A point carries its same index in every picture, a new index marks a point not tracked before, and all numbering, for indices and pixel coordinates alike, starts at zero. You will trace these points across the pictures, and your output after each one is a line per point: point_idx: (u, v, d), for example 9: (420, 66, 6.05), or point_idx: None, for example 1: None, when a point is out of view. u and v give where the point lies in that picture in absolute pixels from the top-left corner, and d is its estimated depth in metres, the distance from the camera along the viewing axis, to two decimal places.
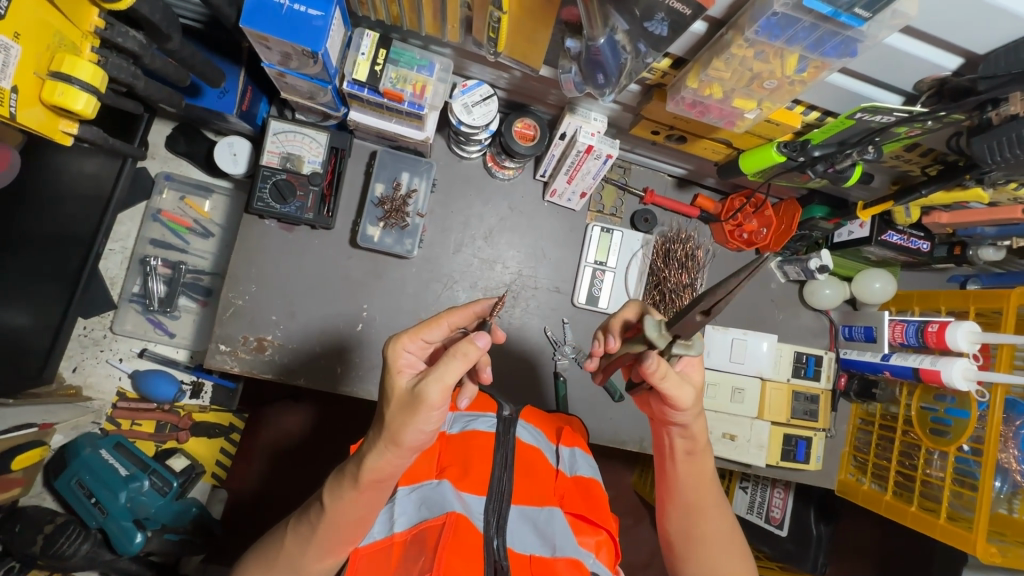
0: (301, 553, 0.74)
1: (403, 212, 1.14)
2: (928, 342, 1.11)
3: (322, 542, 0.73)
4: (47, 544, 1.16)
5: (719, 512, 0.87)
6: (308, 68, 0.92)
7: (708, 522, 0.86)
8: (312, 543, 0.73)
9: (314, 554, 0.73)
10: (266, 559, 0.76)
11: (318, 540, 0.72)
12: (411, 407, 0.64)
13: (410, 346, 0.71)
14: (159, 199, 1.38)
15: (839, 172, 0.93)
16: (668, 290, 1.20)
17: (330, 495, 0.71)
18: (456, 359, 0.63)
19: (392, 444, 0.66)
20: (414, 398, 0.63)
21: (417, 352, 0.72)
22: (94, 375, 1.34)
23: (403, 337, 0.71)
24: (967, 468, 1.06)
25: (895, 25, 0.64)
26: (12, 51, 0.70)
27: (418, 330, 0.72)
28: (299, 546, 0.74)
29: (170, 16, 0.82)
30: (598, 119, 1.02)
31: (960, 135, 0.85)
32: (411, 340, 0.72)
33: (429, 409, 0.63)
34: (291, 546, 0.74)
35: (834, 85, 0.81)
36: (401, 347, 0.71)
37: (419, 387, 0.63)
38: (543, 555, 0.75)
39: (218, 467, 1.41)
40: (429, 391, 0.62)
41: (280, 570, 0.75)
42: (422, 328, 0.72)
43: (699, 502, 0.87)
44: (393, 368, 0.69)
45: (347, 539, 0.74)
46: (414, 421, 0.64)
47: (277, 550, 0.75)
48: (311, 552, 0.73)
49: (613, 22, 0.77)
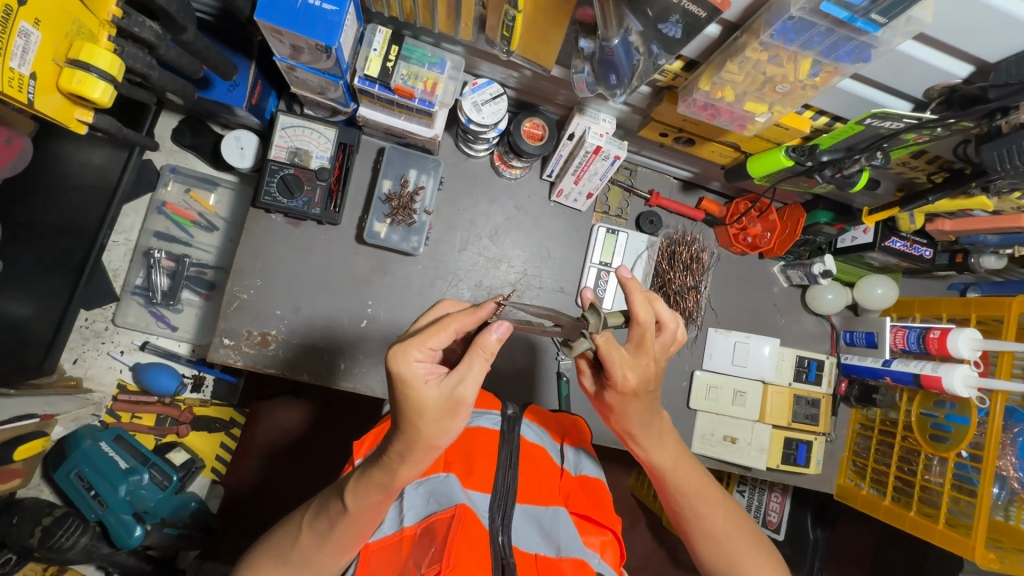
0: (308, 549, 0.74)
1: (410, 209, 1.14)
2: (930, 348, 1.12)
3: (333, 538, 0.73)
4: (44, 537, 1.15)
5: (714, 510, 0.86)
6: (320, 63, 0.92)
7: (702, 527, 0.86)
8: (326, 541, 0.73)
9: (328, 551, 0.73)
10: (275, 552, 0.76)
11: (333, 538, 0.72)
12: (450, 412, 0.65)
13: (423, 356, 0.65)
14: (164, 191, 1.37)
15: (847, 179, 0.94)
16: (673, 291, 1.22)
17: (351, 497, 0.70)
18: (482, 355, 0.66)
19: (431, 448, 0.66)
20: (453, 403, 0.64)
21: (428, 359, 0.66)
22: (95, 367, 1.34)
23: (414, 348, 0.64)
24: (966, 475, 1.06)
25: (909, 32, 0.64)
26: (32, 38, 0.70)
27: (426, 337, 0.66)
28: (307, 542, 0.74)
29: (186, 8, 0.83)
30: (606, 121, 1.03)
31: (968, 143, 0.86)
32: (421, 350, 0.65)
33: (466, 408, 0.66)
34: (299, 543, 0.74)
35: (846, 92, 0.82)
36: (412, 358, 0.64)
37: (457, 393, 0.64)
38: (549, 554, 0.76)
39: (218, 462, 1.39)
40: (468, 392, 0.65)
41: (289, 564, 0.75)
42: (430, 334, 0.66)
43: (686, 511, 0.87)
44: (418, 384, 0.64)
45: (359, 537, 0.74)
46: (453, 423, 0.65)
47: (289, 547, 0.75)
48: (324, 548, 0.73)
49: (628, 23, 0.77)
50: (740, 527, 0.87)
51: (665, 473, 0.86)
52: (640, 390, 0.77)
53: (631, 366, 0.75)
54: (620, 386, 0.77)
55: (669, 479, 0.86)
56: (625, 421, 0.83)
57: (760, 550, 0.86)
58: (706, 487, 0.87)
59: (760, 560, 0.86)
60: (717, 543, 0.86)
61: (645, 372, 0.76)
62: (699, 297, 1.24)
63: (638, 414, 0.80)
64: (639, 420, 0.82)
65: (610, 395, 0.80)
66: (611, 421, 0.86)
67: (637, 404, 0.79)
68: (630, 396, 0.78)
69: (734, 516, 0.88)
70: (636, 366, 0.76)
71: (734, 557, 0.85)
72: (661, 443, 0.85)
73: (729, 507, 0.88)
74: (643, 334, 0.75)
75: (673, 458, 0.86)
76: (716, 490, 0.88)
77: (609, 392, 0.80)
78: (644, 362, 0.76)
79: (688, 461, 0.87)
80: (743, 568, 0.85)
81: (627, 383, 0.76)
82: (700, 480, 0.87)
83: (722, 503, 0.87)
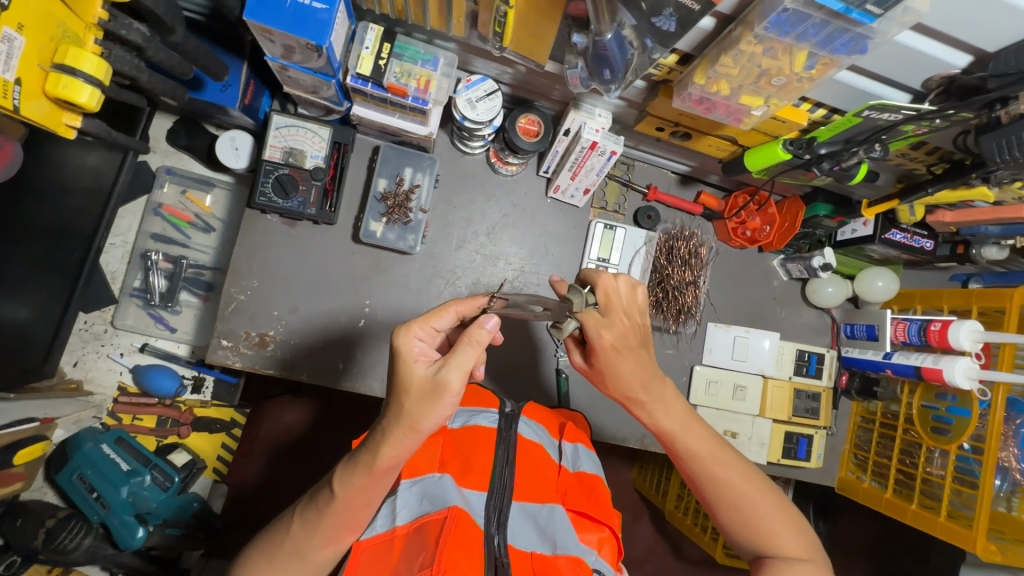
0: (306, 540, 0.75)
1: (406, 208, 1.13)
2: (931, 341, 1.10)
3: (322, 529, 0.74)
4: (48, 539, 1.15)
5: (731, 474, 0.85)
6: (312, 62, 0.91)
7: (719, 491, 0.85)
8: (318, 529, 0.74)
9: (319, 541, 0.75)
10: (271, 545, 0.77)
11: (325, 526, 0.74)
12: (431, 395, 0.66)
13: (421, 333, 0.72)
14: (159, 193, 1.38)
15: (845, 171, 0.93)
16: (671, 287, 1.21)
17: (340, 483, 0.72)
18: (471, 345, 0.67)
19: (412, 430, 0.67)
20: (436, 385, 0.66)
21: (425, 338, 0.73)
22: (95, 369, 1.34)
23: (415, 325, 0.71)
24: (968, 466, 1.06)
25: (905, 22, 0.64)
26: (17, 43, 0.69)
27: (428, 317, 0.73)
28: (305, 532, 0.75)
29: (174, 9, 0.82)
30: (602, 116, 1.01)
31: (967, 134, 0.85)
32: (421, 328, 0.72)
33: (450, 395, 0.67)
34: (297, 532, 0.76)
35: (842, 83, 0.81)
36: (413, 335, 0.70)
37: (441, 374, 0.66)
38: (544, 552, 0.75)
39: (219, 463, 1.38)
40: (451, 377, 0.66)
41: (283, 559, 0.76)
42: (432, 315, 0.74)
43: (701, 475, 0.86)
44: (409, 357, 0.68)
45: (352, 525, 0.76)
46: (435, 407, 0.66)
47: (283, 536, 0.77)
48: (316, 537, 0.75)
49: (621, 17, 0.76)
50: (762, 491, 0.85)
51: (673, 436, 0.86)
52: (624, 348, 0.80)
53: (605, 324, 0.79)
54: (601, 346, 0.79)
55: (677, 443, 0.86)
56: (624, 387, 0.83)
57: (780, 504, 0.84)
58: (719, 450, 0.86)
59: (783, 521, 0.84)
60: (739, 502, 0.84)
61: (620, 328, 0.80)
62: (698, 292, 1.24)
63: (634, 374, 0.81)
64: (643, 386, 0.83)
65: (596, 361, 0.82)
66: (613, 392, 0.86)
67: (624, 362, 0.80)
68: (610, 354, 0.80)
69: (753, 478, 0.86)
70: (611, 324, 0.79)
71: (757, 518, 0.84)
72: (666, 406, 0.86)
73: (745, 468, 0.86)
74: (607, 295, 0.81)
75: (681, 422, 0.86)
76: (729, 452, 0.87)
77: (594, 359, 0.82)
78: (614, 313, 0.81)
79: (696, 424, 0.87)
80: (770, 530, 0.83)
81: (604, 339, 0.78)
82: (707, 435, 0.87)
83: (737, 462, 0.86)
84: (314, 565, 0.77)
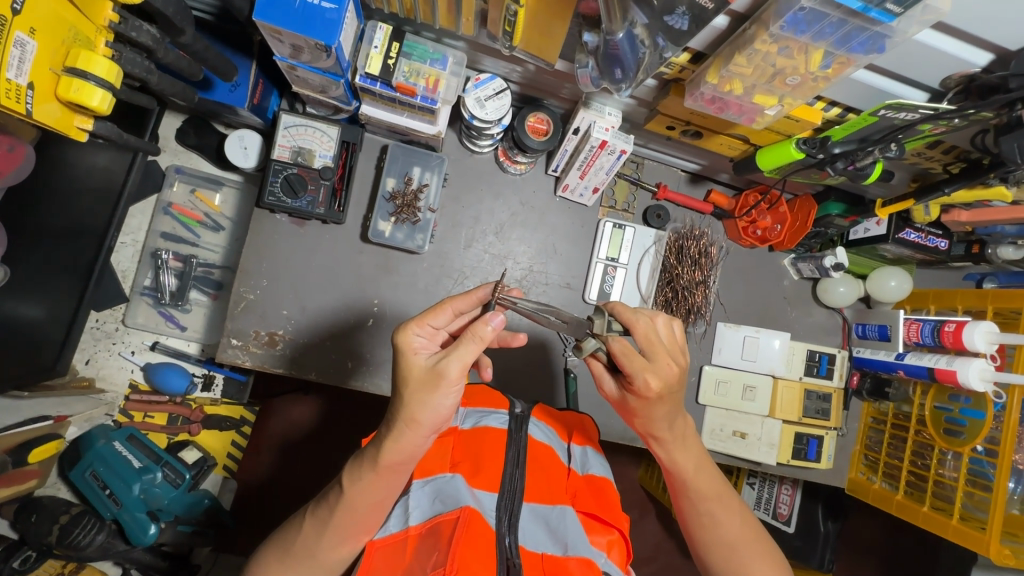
0: (317, 540, 0.77)
1: (414, 207, 1.13)
2: (944, 342, 1.09)
3: (331, 527, 0.76)
4: (62, 535, 1.17)
5: (730, 518, 0.87)
6: (321, 62, 0.91)
7: (716, 532, 0.87)
8: (328, 528, 0.76)
9: (328, 539, 0.76)
10: (285, 544, 0.79)
11: (334, 525, 0.76)
12: (431, 383, 0.69)
13: (420, 331, 0.74)
14: (170, 192, 1.39)
15: (859, 171, 0.91)
16: (680, 287, 1.20)
17: (348, 478, 0.75)
18: (474, 341, 0.68)
19: (412, 423, 0.69)
20: (434, 374, 0.68)
21: (427, 336, 0.75)
22: (107, 367, 1.36)
23: (410, 324, 0.74)
24: (981, 469, 1.05)
25: (926, 21, 0.62)
26: (28, 47, 0.70)
27: (425, 317, 0.75)
28: (315, 531, 0.77)
29: (184, 10, 0.82)
30: (613, 114, 0.99)
31: (986, 132, 0.83)
32: (418, 326, 0.74)
33: (448, 384, 0.68)
34: (308, 530, 0.78)
35: (860, 82, 0.79)
36: (411, 332, 0.73)
37: (441, 365, 0.68)
38: (555, 553, 0.73)
39: (229, 459, 1.40)
40: (449, 367, 0.68)
41: (296, 556, 0.78)
42: (428, 314, 0.74)
43: (703, 514, 0.87)
44: (409, 351, 0.72)
45: (360, 526, 0.78)
46: (436, 394, 0.69)
47: (295, 535, 0.79)
48: (326, 537, 0.76)
49: (633, 15, 0.75)
50: (755, 542, 0.88)
51: (686, 477, 0.86)
52: (664, 394, 0.75)
53: (652, 370, 0.73)
54: (643, 391, 0.74)
55: (687, 482, 0.86)
56: (650, 425, 0.82)
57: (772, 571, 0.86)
58: (723, 493, 0.88)
59: (764, 566, 0.87)
60: (730, 553, 0.87)
61: (667, 375, 0.74)
62: (708, 292, 1.22)
63: (663, 417, 0.79)
64: (663, 425, 0.81)
65: (634, 400, 0.78)
66: (635, 424, 0.84)
67: (662, 407, 0.77)
68: (655, 400, 0.76)
69: (750, 524, 0.88)
70: (658, 369, 0.74)
71: (742, 561, 0.86)
72: (685, 445, 0.86)
73: (745, 516, 0.89)
74: (649, 337, 0.75)
75: (696, 463, 0.86)
76: (732, 496, 0.89)
77: (632, 398, 0.78)
78: (660, 358, 0.74)
79: (709, 466, 0.88)
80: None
81: (651, 388, 0.73)
82: (720, 487, 0.87)
83: (739, 511, 0.88)
84: (323, 564, 0.78)
